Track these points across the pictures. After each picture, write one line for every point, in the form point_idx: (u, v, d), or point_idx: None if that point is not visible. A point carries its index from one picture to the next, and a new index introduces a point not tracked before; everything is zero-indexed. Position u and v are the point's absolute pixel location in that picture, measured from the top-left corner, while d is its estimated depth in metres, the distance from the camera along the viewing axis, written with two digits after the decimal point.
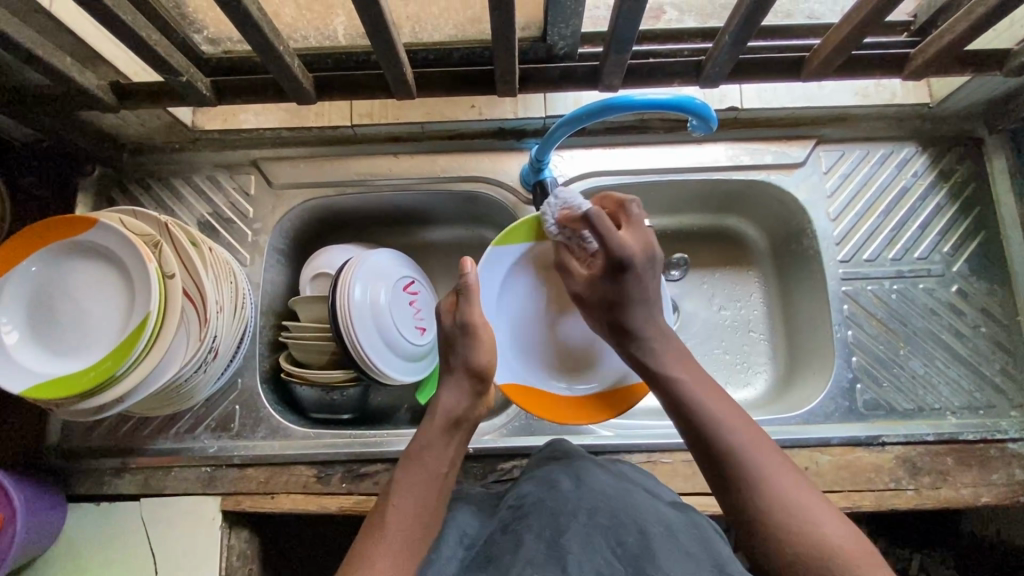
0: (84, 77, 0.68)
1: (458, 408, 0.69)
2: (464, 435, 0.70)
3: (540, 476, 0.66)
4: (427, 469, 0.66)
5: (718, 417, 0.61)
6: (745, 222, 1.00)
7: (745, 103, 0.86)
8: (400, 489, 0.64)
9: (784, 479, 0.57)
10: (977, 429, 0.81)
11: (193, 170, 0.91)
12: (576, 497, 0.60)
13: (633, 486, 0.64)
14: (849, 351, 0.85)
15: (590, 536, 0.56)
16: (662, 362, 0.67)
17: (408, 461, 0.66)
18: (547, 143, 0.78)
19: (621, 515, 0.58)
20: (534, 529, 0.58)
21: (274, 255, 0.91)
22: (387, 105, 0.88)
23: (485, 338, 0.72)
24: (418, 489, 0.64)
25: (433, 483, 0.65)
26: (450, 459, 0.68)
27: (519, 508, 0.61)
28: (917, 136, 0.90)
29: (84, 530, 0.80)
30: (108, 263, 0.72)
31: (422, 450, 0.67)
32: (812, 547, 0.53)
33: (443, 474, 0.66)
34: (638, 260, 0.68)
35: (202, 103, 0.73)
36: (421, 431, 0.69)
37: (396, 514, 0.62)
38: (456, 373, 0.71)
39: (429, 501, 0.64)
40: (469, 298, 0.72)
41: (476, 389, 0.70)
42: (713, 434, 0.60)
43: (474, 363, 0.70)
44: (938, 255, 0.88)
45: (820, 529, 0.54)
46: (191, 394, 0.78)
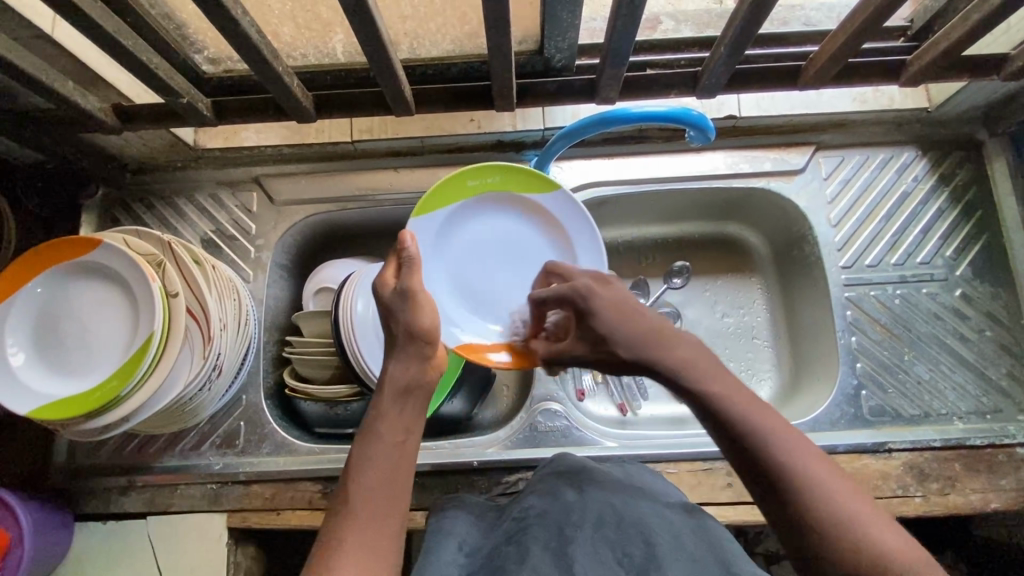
0: (85, 101, 0.68)
1: (407, 375, 0.62)
2: (420, 401, 0.62)
3: (544, 488, 0.65)
4: (384, 444, 0.58)
5: (771, 428, 0.53)
6: (746, 229, 1.00)
7: (743, 111, 0.86)
8: (358, 473, 0.56)
9: (843, 489, 0.50)
10: (985, 434, 0.81)
11: (195, 188, 0.92)
12: (581, 509, 0.60)
13: (639, 494, 0.64)
14: (853, 357, 0.85)
15: (595, 548, 0.55)
16: (694, 374, 0.58)
17: (362, 442, 0.59)
18: (546, 155, 0.80)
19: (625, 526, 0.58)
20: (540, 540, 0.57)
21: (276, 271, 0.91)
22: (387, 121, 0.88)
23: (427, 304, 0.63)
24: (379, 469, 0.57)
25: (394, 459, 0.58)
26: (408, 426, 0.60)
27: (522, 520, 0.61)
28: (917, 140, 0.90)
29: (92, 548, 0.80)
30: (112, 283, 0.73)
31: (375, 424, 0.59)
32: (879, 563, 0.46)
33: (404, 444, 0.59)
34: (592, 287, 0.66)
35: (204, 124, 0.73)
36: (371, 408, 0.61)
37: (360, 501, 0.55)
38: (403, 342, 0.62)
39: (392, 481, 0.57)
40: (414, 268, 0.63)
41: (425, 353, 0.63)
42: (767, 451, 0.52)
43: (415, 326, 0.62)
44: (940, 259, 0.88)
45: (887, 550, 0.47)
46: (196, 412, 0.78)
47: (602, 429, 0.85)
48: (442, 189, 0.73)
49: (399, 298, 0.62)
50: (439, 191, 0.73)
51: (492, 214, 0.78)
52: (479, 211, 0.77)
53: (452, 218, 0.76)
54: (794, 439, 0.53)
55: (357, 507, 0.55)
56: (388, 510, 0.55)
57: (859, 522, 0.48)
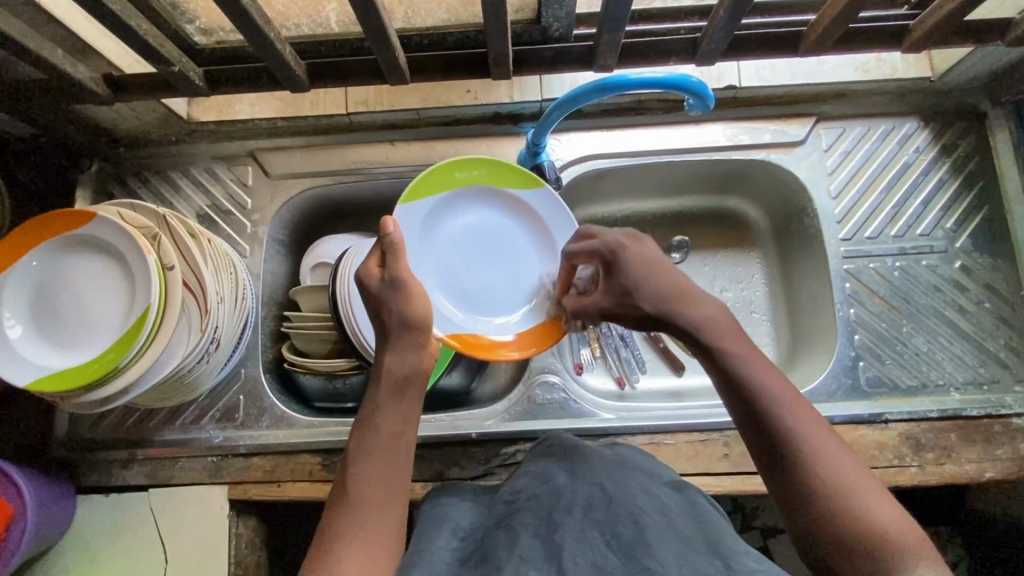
0: (76, 70, 0.67)
1: (404, 365, 0.61)
2: (415, 390, 0.62)
3: (535, 471, 0.65)
4: (381, 438, 0.58)
5: (779, 394, 0.55)
6: (746, 203, 0.99)
7: (743, 81, 0.85)
8: (356, 466, 0.57)
9: (848, 468, 0.51)
10: (982, 404, 0.81)
11: (190, 162, 0.91)
12: (570, 491, 0.60)
13: (631, 473, 0.63)
14: (851, 329, 0.85)
15: (584, 530, 0.55)
16: (714, 334, 0.58)
17: (360, 431, 0.59)
18: (543, 126, 0.78)
19: (615, 506, 0.57)
20: (530, 526, 0.57)
21: (273, 246, 0.91)
22: (382, 92, 0.87)
23: (420, 291, 0.63)
24: (377, 462, 0.57)
25: (392, 449, 0.58)
26: (403, 418, 0.60)
27: (513, 503, 0.61)
28: (919, 111, 0.89)
29: (94, 520, 0.81)
30: (107, 257, 0.73)
31: (373, 416, 0.59)
32: (868, 540, 0.49)
33: (401, 435, 0.59)
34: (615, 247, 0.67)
35: (196, 94, 0.73)
36: (368, 396, 0.61)
37: (359, 496, 0.55)
38: (396, 336, 0.62)
39: (391, 473, 0.57)
40: (396, 254, 0.63)
41: (420, 342, 0.62)
42: (772, 416, 0.54)
43: (412, 315, 0.62)
44: (941, 231, 0.87)
45: (882, 527, 0.49)
46: (194, 385, 0.79)
47: (599, 401, 0.85)
48: (427, 179, 0.75)
49: (387, 285, 0.62)
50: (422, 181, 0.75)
51: (476, 204, 0.80)
52: (464, 202, 0.79)
53: (440, 208, 0.77)
54: (799, 407, 0.55)
55: (357, 499, 0.55)
56: (388, 500, 0.56)
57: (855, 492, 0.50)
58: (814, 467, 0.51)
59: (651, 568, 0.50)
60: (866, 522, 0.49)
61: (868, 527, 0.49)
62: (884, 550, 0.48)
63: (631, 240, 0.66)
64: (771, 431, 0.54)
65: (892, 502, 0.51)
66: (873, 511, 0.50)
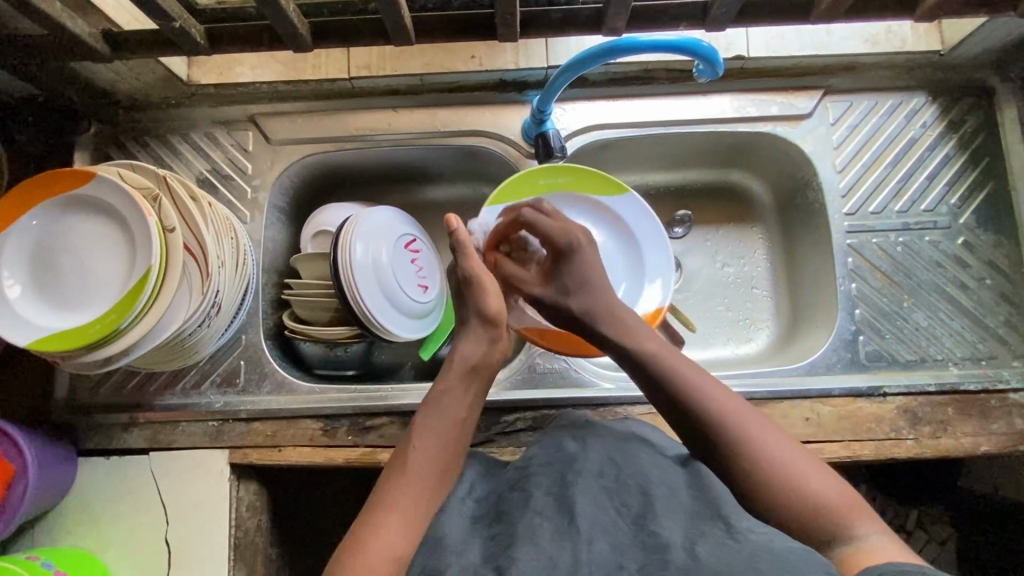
0: (75, 24, 0.66)
1: (475, 354, 0.68)
2: (483, 382, 0.68)
3: (549, 440, 0.65)
4: (446, 418, 0.63)
5: (699, 381, 0.62)
6: (751, 178, 0.98)
7: (752, 51, 0.84)
8: (420, 437, 0.62)
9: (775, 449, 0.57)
10: (979, 379, 0.81)
11: (190, 126, 0.90)
12: (583, 457, 0.59)
13: (639, 442, 0.64)
14: (853, 303, 0.85)
15: (594, 494, 0.55)
16: (635, 337, 0.68)
17: (426, 409, 0.64)
18: (549, 93, 0.77)
19: (624, 476, 0.57)
20: (542, 487, 0.57)
21: (274, 212, 0.90)
22: (385, 56, 0.86)
23: (490, 287, 0.71)
24: (441, 438, 0.62)
25: (455, 432, 0.63)
26: (467, 404, 0.65)
27: (526, 469, 0.61)
28: (927, 86, 0.89)
29: (95, 482, 0.81)
30: (108, 218, 0.72)
31: (441, 396, 0.65)
32: (809, 514, 0.54)
33: (465, 419, 0.64)
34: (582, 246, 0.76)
35: (198, 53, 0.71)
36: (437, 378, 0.67)
37: (418, 466, 0.60)
38: (472, 326, 0.70)
39: (449, 451, 0.62)
40: (461, 251, 0.71)
41: (490, 334, 0.70)
42: (691, 406, 0.60)
43: (485, 310, 0.70)
44: (945, 207, 0.87)
45: (820, 501, 0.54)
46: (196, 349, 0.78)
47: (600, 371, 0.86)
48: (508, 188, 0.83)
49: (465, 284, 0.72)
50: (506, 188, 0.82)
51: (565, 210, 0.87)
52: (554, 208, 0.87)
53: None
54: (716, 388, 0.62)
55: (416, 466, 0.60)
56: (442, 471, 0.61)
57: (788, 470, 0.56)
58: (740, 446, 0.57)
59: (658, 535, 0.50)
60: (795, 488, 0.55)
61: (802, 488, 0.55)
62: (818, 509, 0.54)
63: (571, 244, 0.76)
64: (694, 419, 0.60)
65: (817, 463, 0.58)
66: (805, 476, 0.56)
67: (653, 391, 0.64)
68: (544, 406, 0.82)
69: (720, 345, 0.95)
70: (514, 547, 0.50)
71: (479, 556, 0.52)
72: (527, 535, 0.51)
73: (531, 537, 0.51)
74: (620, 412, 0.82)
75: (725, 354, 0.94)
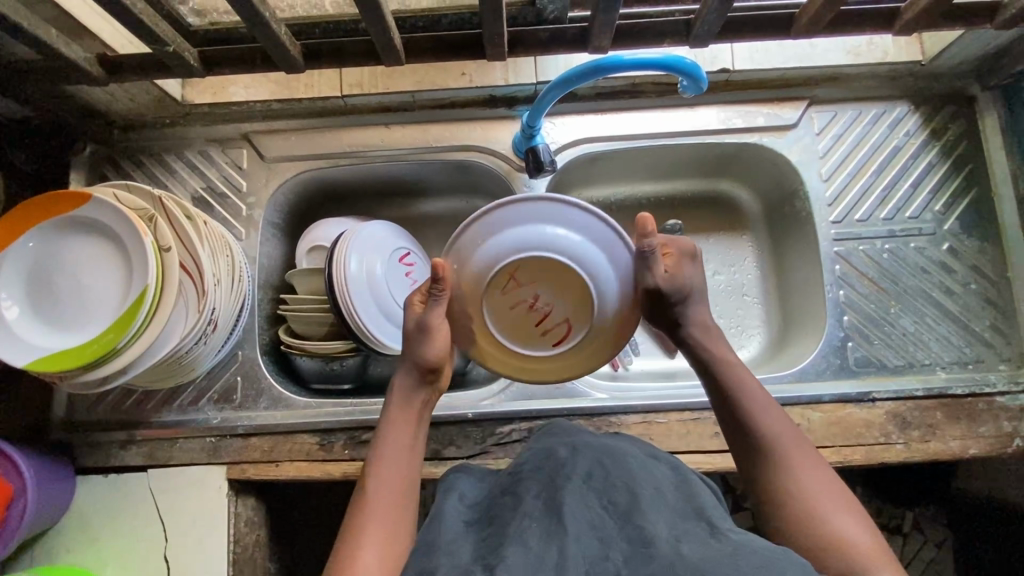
0: (70, 50, 0.67)
1: (413, 389, 0.68)
2: (425, 409, 0.69)
3: (540, 446, 0.66)
4: (393, 449, 0.65)
5: (770, 409, 0.64)
6: (738, 187, 1.00)
7: (736, 64, 0.85)
8: (374, 473, 0.63)
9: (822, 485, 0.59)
10: (966, 383, 0.83)
11: (185, 145, 0.91)
12: (571, 462, 0.60)
13: (626, 447, 0.64)
14: (841, 311, 0.87)
15: (581, 494, 0.55)
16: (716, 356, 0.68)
17: (375, 446, 0.66)
18: (537, 109, 0.78)
19: (612, 477, 0.57)
20: (533, 491, 0.58)
21: (269, 228, 0.91)
22: (377, 74, 0.87)
23: (441, 336, 0.66)
24: (392, 469, 0.64)
25: (405, 458, 0.65)
26: (414, 432, 0.67)
27: (517, 474, 0.62)
28: (909, 95, 0.90)
29: (94, 500, 0.82)
30: (104, 238, 0.73)
31: (388, 430, 0.66)
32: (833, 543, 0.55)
33: (413, 446, 0.66)
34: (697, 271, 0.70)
35: (191, 75, 0.72)
36: (383, 413, 0.68)
37: (375, 501, 0.61)
38: (407, 362, 0.67)
39: (403, 478, 0.64)
40: (437, 299, 0.64)
41: (427, 375, 0.68)
42: (754, 426, 0.63)
43: (428, 358, 0.66)
44: (930, 214, 0.88)
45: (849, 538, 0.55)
46: (192, 367, 0.79)
47: (591, 382, 0.87)
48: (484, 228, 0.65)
49: (418, 329, 0.66)
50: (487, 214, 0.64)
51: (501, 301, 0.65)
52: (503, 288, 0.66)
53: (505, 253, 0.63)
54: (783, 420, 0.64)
55: (376, 496, 0.62)
56: (401, 499, 0.62)
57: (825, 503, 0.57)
58: (780, 468, 0.60)
59: (645, 528, 0.51)
60: (823, 524, 0.56)
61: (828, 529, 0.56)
62: (844, 549, 0.54)
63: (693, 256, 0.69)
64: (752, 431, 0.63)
65: (856, 512, 0.57)
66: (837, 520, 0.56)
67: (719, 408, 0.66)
68: (537, 416, 0.83)
69: None
70: (503, 546, 0.51)
71: (470, 556, 0.53)
72: (516, 535, 0.52)
73: (518, 538, 0.51)
74: (613, 422, 0.83)
75: None
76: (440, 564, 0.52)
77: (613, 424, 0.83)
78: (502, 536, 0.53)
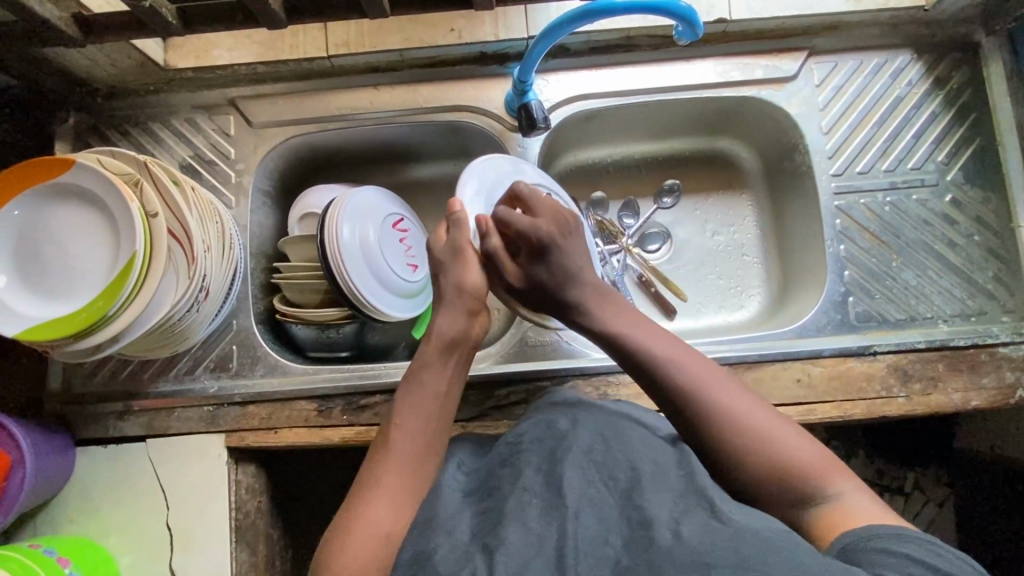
0: (45, 9, 0.65)
1: (453, 329, 0.66)
2: (464, 353, 0.67)
3: (540, 417, 0.66)
4: (426, 393, 0.64)
5: (675, 357, 0.63)
6: (737, 144, 0.98)
7: (734, 13, 0.83)
8: (402, 413, 0.62)
9: (745, 412, 0.59)
10: (969, 335, 0.81)
11: (170, 113, 0.89)
12: (573, 434, 0.60)
13: (627, 421, 0.64)
14: (842, 265, 0.85)
15: (582, 470, 0.56)
16: (604, 319, 0.67)
17: (408, 385, 0.64)
18: (529, 62, 0.76)
19: (613, 450, 0.57)
20: (533, 463, 0.58)
21: (259, 196, 0.90)
22: (364, 32, 0.85)
23: (473, 263, 0.68)
24: (420, 413, 0.62)
25: (438, 405, 0.64)
26: (450, 378, 0.65)
27: (517, 445, 0.61)
28: (912, 43, 0.88)
29: (94, 470, 0.82)
30: (90, 206, 0.72)
31: (422, 373, 0.65)
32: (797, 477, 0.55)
33: (446, 393, 0.65)
34: (554, 236, 0.68)
35: (170, 33, 0.70)
36: (418, 354, 0.66)
37: (399, 444, 0.61)
38: (448, 299, 0.67)
39: (432, 425, 0.62)
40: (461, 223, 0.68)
41: (469, 308, 0.67)
42: (671, 384, 0.61)
43: (464, 284, 0.67)
44: (932, 164, 0.86)
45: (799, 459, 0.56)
46: (186, 334, 0.78)
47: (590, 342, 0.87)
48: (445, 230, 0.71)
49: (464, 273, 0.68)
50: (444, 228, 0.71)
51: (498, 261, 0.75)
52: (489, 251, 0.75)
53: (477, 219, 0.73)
54: (691, 363, 0.62)
55: (397, 440, 0.61)
56: (423, 445, 0.61)
57: (765, 435, 0.57)
58: (711, 416, 0.59)
59: (644, 509, 0.51)
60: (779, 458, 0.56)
61: (773, 460, 0.56)
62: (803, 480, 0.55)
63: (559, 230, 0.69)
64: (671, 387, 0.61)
65: (795, 428, 0.58)
66: (776, 443, 0.57)
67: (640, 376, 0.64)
68: (535, 377, 0.83)
69: (712, 313, 0.95)
70: (503, 525, 0.51)
71: (467, 533, 0.53)
72: (517, 514, 0.52)
73: (519, 518, 0.52)
74: (612, 381, 0.82)
75: (718, 321, 0.94)
76: (437, 546, 0.52)
77: (612, 383, 0.82)
78: (502, 513, 0.53)
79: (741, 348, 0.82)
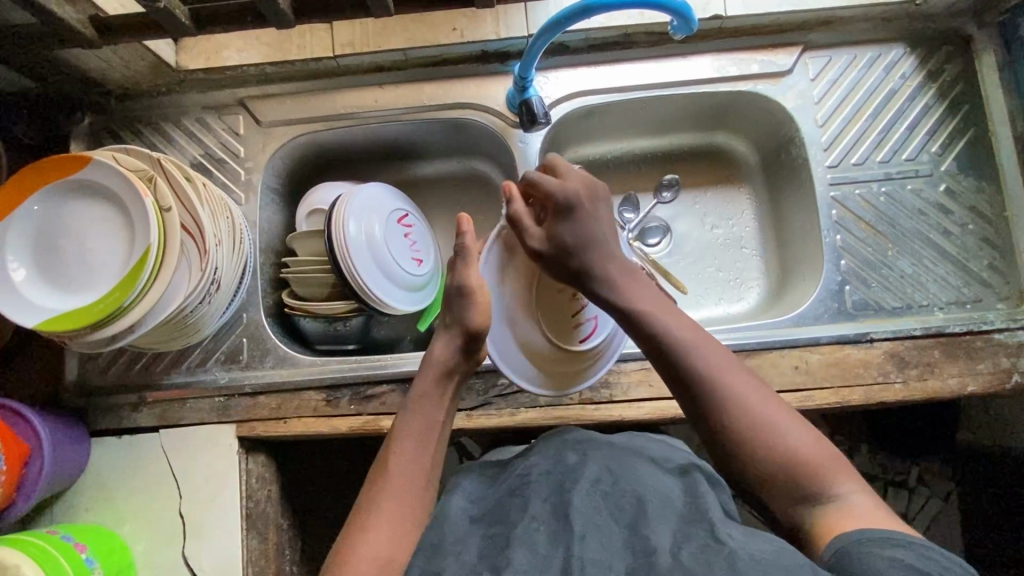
0: (64, 12, 0.67)
1: (448, 359, 0.68)
2: (456, 382, 0.69)
3: (550, 449, 0.67)
4: (422, 422, 0.66)
5: (692, 341, 0.61)
6: (734, 138, 1.00)
7: (730, 10, 0.85)
8: (400, 440, 0.65)
9: (756, 406, 0.58)
10: (965, 321, 0.83)
11: (181, 113, 0.92)
12: (581, 466, 0.62)
13: (636, 456, 0.66)
14: (838, 255, 0.87)
15: (589, 496, 0.57)
16: (634, 295, 0.65)
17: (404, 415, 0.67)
18: (528, 59, 0.78)
19: (621, 482, 0.60)
20: (541, 494, 0.59)
21: (268, 193, 0.92)
22: (369, 32, 0.87)
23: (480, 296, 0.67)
24: (415, 441, 0.65)
25: (431, 432, 0.66)
26: (444, 407, 0.68)
27: (526, 476, 0.62)
28: (905, 37, 0.89)
29: (108, 460, 0.84)
30: (105, 202, 0.74)
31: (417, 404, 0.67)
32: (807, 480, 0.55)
33: (440, 424, 0.67)
34: (582, 200, 0.66)
35: (183, 34, 0.72)
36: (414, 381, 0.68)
37: (398, 472, 0.63)
38: (452, 329, 0.68)
39: (427, 451, 0.65)
40: (466, 258, 0.68)
41: (468, 345, 0.68)
42: (687, 371, 0.60)
43: (468, 322, 0.66)
44: (926, 155, 0.88)
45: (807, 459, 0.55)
46: (197, 328, 0.80)
47: None
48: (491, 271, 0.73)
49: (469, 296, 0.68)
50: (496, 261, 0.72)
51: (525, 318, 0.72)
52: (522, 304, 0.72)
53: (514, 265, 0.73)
54: (710, 349, 0.61)
55: (396, 466, 0.63)
56: (418, 473, 0.63)
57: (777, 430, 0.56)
58: (725, 407, 0.58)
59: (649, 539, 0.52)
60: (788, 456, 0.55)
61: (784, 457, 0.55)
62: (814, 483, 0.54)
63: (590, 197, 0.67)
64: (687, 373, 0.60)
65: (805, 425, 0.57)
66: (786, 439, 0.56)
67: (658, 361, 0.62)
68: None
69: (712, 304, 0.97)
70: (509, 548, 0.53)
71: (476, 555, 0.55)
72: (525, 539, 0.54)
73: (526, 541, 0.54)
74: (613, 369, 0.84)
75: (718, 311, 0.96)
76: (447, 565, 0.54)
77: (613, 371, 0.84)
78: (509, 537, 0.55)
79: (740, 336, 0.83)
